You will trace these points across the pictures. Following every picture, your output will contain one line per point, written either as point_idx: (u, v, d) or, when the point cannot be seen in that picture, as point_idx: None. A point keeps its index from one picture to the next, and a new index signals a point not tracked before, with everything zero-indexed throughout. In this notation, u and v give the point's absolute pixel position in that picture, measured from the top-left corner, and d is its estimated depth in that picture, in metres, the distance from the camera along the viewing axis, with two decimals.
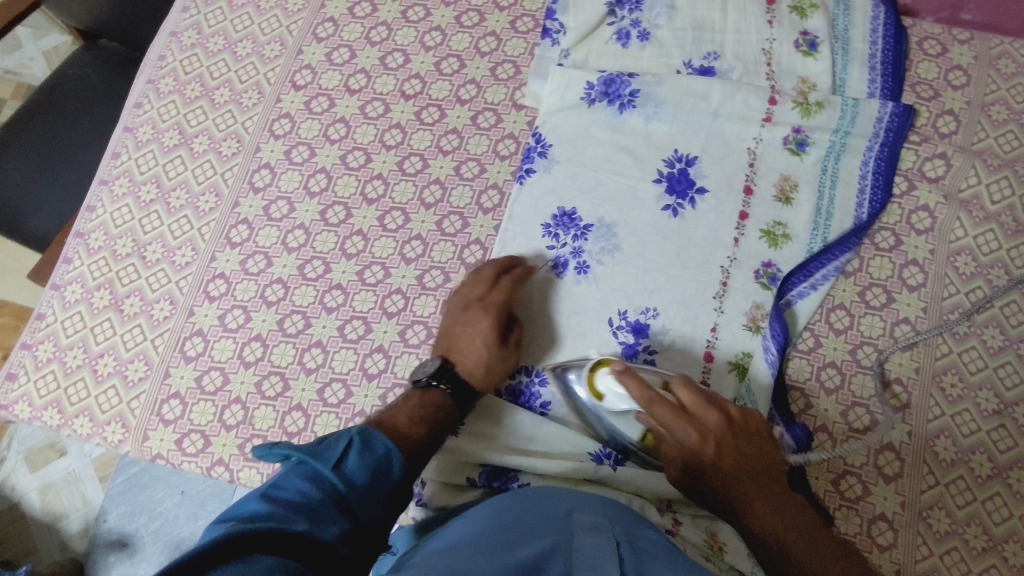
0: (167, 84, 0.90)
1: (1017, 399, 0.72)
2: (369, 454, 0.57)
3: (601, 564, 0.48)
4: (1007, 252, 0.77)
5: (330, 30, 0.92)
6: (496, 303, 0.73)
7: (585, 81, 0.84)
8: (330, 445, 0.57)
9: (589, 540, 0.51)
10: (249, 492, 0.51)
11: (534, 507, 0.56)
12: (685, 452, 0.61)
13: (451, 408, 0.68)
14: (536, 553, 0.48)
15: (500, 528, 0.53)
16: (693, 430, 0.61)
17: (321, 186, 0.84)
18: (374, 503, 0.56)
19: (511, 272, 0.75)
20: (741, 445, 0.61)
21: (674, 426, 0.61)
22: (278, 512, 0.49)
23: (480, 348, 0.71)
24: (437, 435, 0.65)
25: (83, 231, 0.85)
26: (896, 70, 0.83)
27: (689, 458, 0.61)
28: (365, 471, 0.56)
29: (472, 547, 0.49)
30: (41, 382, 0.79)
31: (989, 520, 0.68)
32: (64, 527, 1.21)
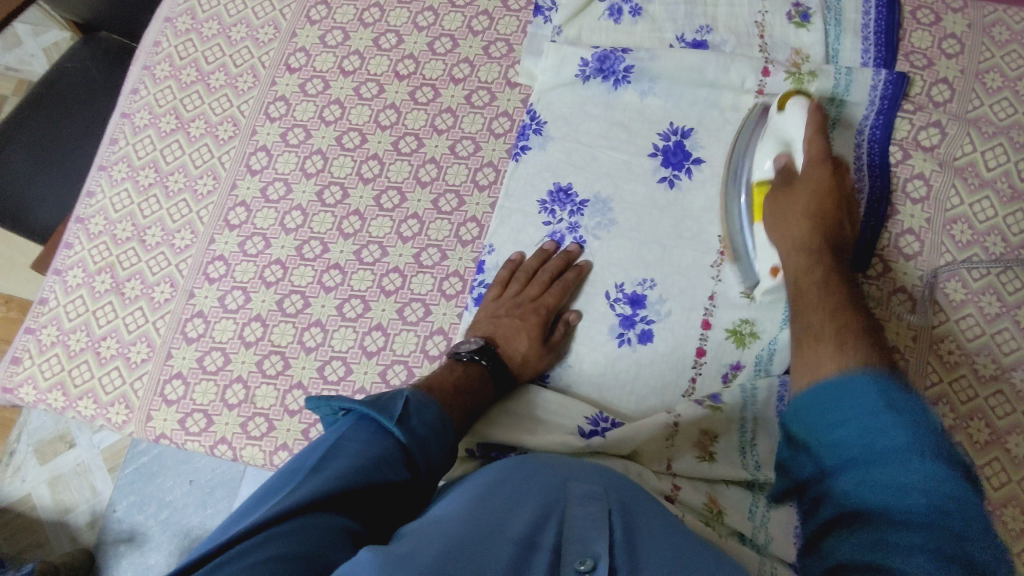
0: (163, 69, 0.91)
1: (1015, 364, 0.72)
2: (427, 413, 0.60)
3: (593, 536, 0.48)
4: (1003, 220, 0.77)
5: (324, 13, 0.92)
6: (546, 307, 0.73)
7: (579, 58, 0.84)
8: (391, 401, 0.59)
9: (583, 511, 0.51)
10: (321, 440, 0.55)
11: (530, 476, 0.55)
12: (801, 184, 0.71)
13: (485, 392, 0.69)
14: (529, 524, 0.49)
15: (495, 498, 0.52)
16: (824, 172, 0.71)
17: (317, 167, 0.84)
18: (431, 457, 0.59)
19: (563, 278, 0.75)
20: (840, 218, 0.70)
21: (816, 164, 0.71)
22: (346, 462, 0.52)
23: (525, 345, 0.71)
24: (470, 410, 0.66)
25: (83, 217, 0.85)
26: (890, 39, 0.83)
27: (796, 196, 0.71)
28: (426, 428, 0.59)
29: (466, 516, 0.49)
30: (45, 365, 0.80)
31: (987, 485, 0.69)
32: (74, 517, 1.23)
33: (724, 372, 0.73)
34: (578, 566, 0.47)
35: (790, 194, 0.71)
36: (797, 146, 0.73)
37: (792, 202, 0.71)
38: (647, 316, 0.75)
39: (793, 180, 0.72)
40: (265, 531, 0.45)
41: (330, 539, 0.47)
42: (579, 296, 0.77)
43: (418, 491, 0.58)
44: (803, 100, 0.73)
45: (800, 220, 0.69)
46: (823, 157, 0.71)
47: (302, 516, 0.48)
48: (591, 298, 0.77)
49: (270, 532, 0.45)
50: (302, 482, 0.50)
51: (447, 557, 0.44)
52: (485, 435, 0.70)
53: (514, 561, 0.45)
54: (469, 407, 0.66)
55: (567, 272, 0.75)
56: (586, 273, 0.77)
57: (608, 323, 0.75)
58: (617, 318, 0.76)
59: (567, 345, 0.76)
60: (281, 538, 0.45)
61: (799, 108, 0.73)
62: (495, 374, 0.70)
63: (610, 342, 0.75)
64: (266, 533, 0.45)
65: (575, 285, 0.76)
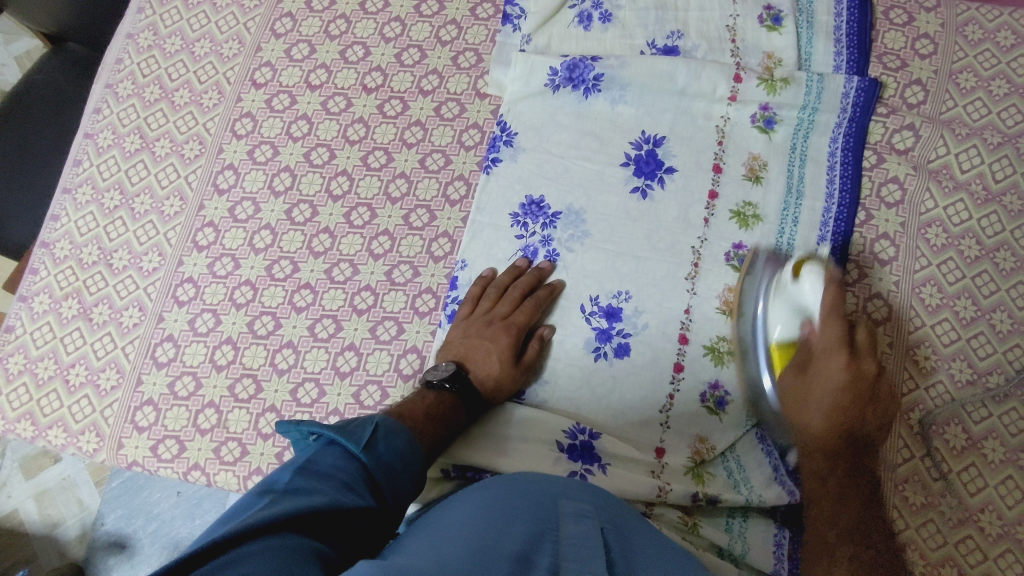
0: (126, 87, 0.89)
1: (990, 368, 0.72)
2: (394, 440, 0.59)
3: (589, 556, 0.47)
4: (978, 222, 0.76)
5: (289, 26, 0.90)
6: (517, 327, 0.72)
7: (549, 67, 0.82)
8: (359, 427, 0.59)
9: (576, 528, 0.50)
10: (285, 466, 0.53)
11: (521, 495, 0.54)
12: (814, 367, 0.65)
13: (458, 415, 0.68)
14: (523, 544, 0.47)
15: (485, 515, 0.51)
16: (841, 366, 0.64)
17: (286, 185, 0.83)
18: (398, 484, 0.58)
19: (535, 295, 0.74)
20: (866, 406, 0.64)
21: (831, 345, 0.64)
22: (314, 487, 0.51)
23: (496, 368, 0.70)
24: (443, 435, 0.66)
25: (49, 241, 0.84)
26: (862, 41, 0.82)
27: (810, 381, 0.65)
28: (392, 455, 0.59)
29: (459, 539, 0.48)
30: (13, 395, 0.79)
31: (964, 492, 0.69)
32: (62, 533, 1.22)
33: (701, 389, 0.72)
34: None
35: (804, 376, 0.66)
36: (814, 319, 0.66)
37: (806, 390, 0.65)
38: (623, 329, 0.74)
39: (809, 361, 0.66)
40: (235, 550, 0.42)
41: (305, 560, 0.44)
42: (552, 314, 0.76)
43: (384, 522, 0.56)
44: (818, 273, 0.66)
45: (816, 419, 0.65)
46: (842, 340, 0.64)
47: (274, 537, 0.45)
48: (566, 311, 0.76)
49: (242, 551, 0.42)
50: (272, 503, 0.47)
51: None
52: (460, 455, 0.69)
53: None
54: (442, 432, 0.66)
55: (536, 292, 0.75)
56: (558, 291, 0.76)
57: (584, 337, 0.75)
58: (593, 332, 0.75)
59: (542, 363, 0.75)
60: (260, 556, 0.43)
61: (814, 278, 0.66)
62: (467, 398, 0.69)
63: (585, 356, 0.74)
64: (241, 549, 0.43)
65: (546, 303, 0.75)
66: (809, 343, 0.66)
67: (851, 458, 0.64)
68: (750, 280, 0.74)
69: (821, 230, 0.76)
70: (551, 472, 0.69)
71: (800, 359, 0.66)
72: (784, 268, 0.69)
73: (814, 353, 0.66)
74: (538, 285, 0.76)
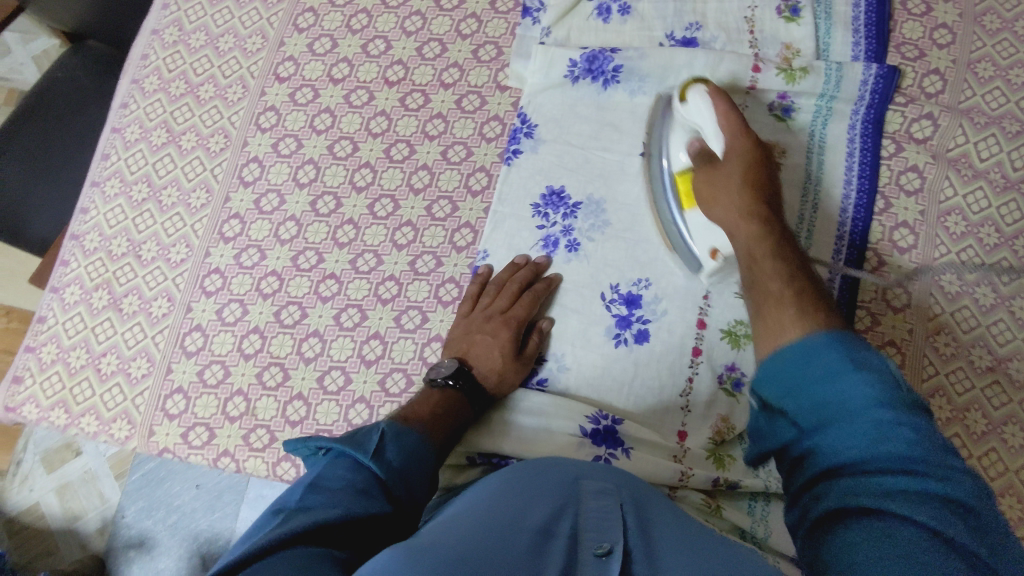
0: (152, 83, 0.91)
1: (1010, 353, 0.73)
2: (403, 440, 0.60)
3: (608, 527, 0.48)
4: (997, 210, 0.77)
5: (311, 20, 0.92)
6: (516, 320, 0.73)
7: (568, 59, 0.83)
8: (367, 434, 0.59)
9: (597, 504, 0.51)
10: (296, 484, 0.54)
11: (545, 472, 0.56)
12: (722, 160, 0.70)
13: (463, 411, 0.69)
14: (547, 515, 0.49)
15: (511, 494, 0.52)
16: (742, 150, 0.70)
17: (310, 177, 0.84)
18: (412, 483, 0.59)
19: (534, 289, 0.75)
20: (770, 182, 0.70)
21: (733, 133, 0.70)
22: (323, 499, 0.51)
23: (498, 362, 0.71)
24: (451, 432, 0.67)
25: (78, 233, 0.85)
26: (880, 31, 0.83)
27: (720, 174, 0.69)
28: (403, 457, 0.59)
29: (484, 508, 0.50)
30: (47, 384, 0.80)
31: (985, 476, 0.69)
32: (84, 525, 1.23)
33: (719, 373, 0.73)
34: (596, 550, 0.46)
35: (714, 171, 0.70)
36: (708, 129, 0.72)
37: (715, 188, 0.69)
38: (642, 316, 0.75)
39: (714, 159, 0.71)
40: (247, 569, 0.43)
41: (327, 563, 0.45)
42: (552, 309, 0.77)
43: (401, 523, 0.56)
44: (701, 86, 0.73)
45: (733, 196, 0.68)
46: (740, 127, 0.70)
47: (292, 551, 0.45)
48: (588, 299, 0.76)
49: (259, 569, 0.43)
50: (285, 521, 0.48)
51: (462, 545, 0.43)
52: (481, 444, 0.71)
53: (527, 544, 0.45)
54: (451, 428, 0.67)
55: (535, 286, 0.75)
56: (556, 284, 0.77)
57: (603, 324, 0.75)
58: (613, 319, 0.76)
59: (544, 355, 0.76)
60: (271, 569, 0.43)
61: (699, 96, 0.73)
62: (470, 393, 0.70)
63: (607, 343, 0.75)
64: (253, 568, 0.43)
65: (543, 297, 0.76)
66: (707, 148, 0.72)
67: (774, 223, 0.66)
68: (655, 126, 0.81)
69: (840, 217, 0.78)
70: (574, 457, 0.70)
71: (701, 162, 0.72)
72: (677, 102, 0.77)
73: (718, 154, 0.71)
74: (535, 279, 0.77)
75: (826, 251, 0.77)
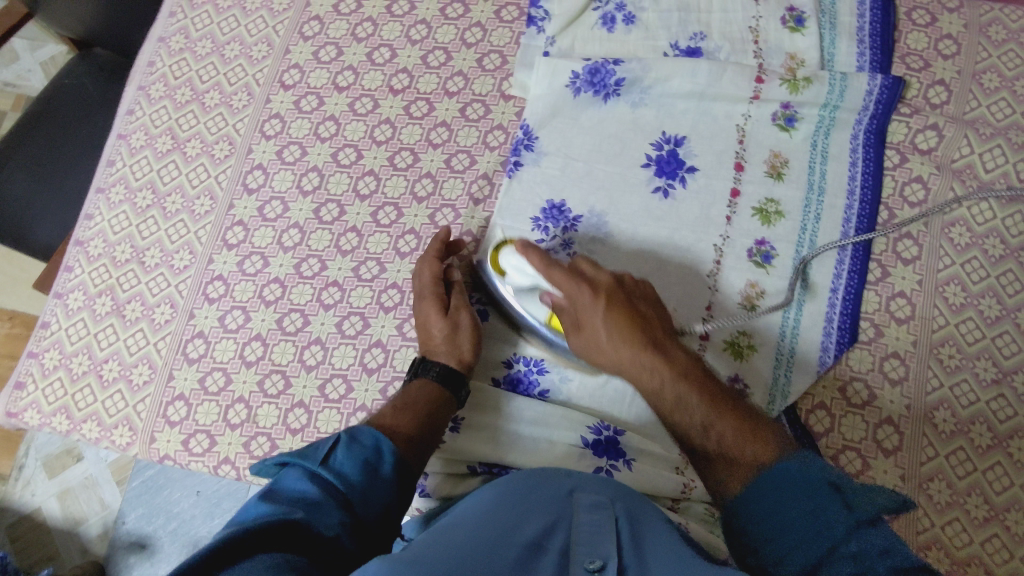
0: (158, 89, 0.91)
1: (1015, 367, 0.72)
2: (359, 447, 0.60)
3: (600, 541, 0.48)
4: (1002, 222, 0.77)
5: (316, 29, 0.92)
6: (428, 286, 0.74)
7: (571, 70, 0.83)
8: (319, 445, 0.60)
9: (590, 517, 0.51)
10: (251, 498, 0.54)
11: (537, 485, 0.56)
12: (583, 325, 0.67)
13: (432, 397, 0.68)
14: (538, 530, 0.49)
15: (504, 508, 0.52)
16: (591, 305, 0.66)
17: (314, 185, 0.85)
18: (376, 493, 0.59)
19: (430, 253, 0.76)
20: (635, 310, 0.66)
21: (570, 292, 0.66)
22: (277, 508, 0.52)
23: (435, 329, 0.72)
24: (428, 420, 0.67)
25: (82, 239, 0.86)
26: (885, 41, 0.83)
27: (591, 337, 0.66)
28: (357, 463, 0.59)
29: (477, 521, 0.50)
30: (49, 390, 0.80)
31: (989, 490, 0.69)
32: (84, 531, 1.23)
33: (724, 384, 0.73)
34: (588, 565, 0.46)
35: (582, 332, 0.67)
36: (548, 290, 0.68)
37: (594, 346, 0.66)
38: None
39: (575, 319, 0.67)
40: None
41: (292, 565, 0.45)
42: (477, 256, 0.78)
43: (365, 533, 0.56)
44: (516, 246, 0.70)
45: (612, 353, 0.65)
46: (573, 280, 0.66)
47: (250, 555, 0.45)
48: None
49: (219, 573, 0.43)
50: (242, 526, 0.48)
51: (446, 555, 0.43)
52: (482, 452, 0.71)
53: (519, 559, 0.45)
54: (423, 416, 0.67)
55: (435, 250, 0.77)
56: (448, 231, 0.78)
57: None
58: None
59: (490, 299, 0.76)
60: None
61: (517, 259, 0.69)
62: (440, 374, 0.70)
63: None
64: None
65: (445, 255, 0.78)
66: (558, 306, 0.68)
67: (665, 353, 0.64)
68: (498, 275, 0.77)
69: (844, 227, 0.77)
70: (576, 468, 0.70)
71: (569, 322, 0.68)
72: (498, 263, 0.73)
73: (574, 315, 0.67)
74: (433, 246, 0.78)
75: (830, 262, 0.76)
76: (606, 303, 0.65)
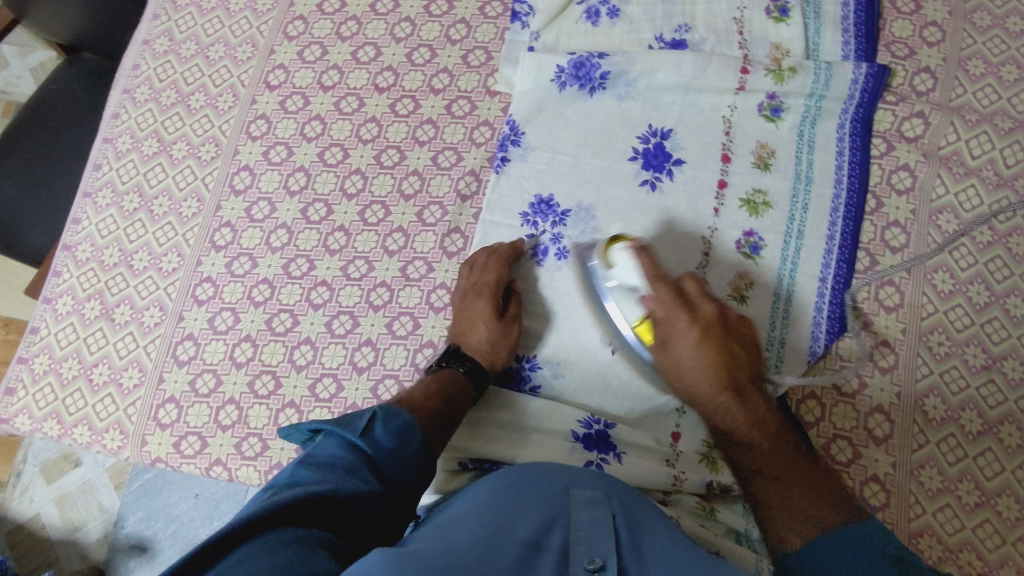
0: (143, 92, 0.91)
1: (1005, 352, 0.72)
2: (395, 423, 0.60)
3: (598, 540, 0.48)
4: (989, 208, 0.77)
5: (301, 28, 0.92)
6: (488, 287, 0.73)
7: (556, 64, 0.83)
8: (357, 416, 0.60)
9: (587, 515, 0.51)
10: (290, 462, 0.55)
11: (534, 481, 0.55)
12: (673, 343, 0.66)
13: (459, 387, 0.68)
14: (535, 528, 0.49)
15: (500, 506, 0.52)
16: (688, 331, 0.65)
17: (301, 184, 0.84)
18: (408, 467, 0.59)
19: (498, 252, 0.75)
20: (731, 348, 0.65)
21: (668, 307, 0.65)
22: (315, 478, 0.53)
23: (483, 332, 0.72)
24: (453, 408, 0.66)
25: (70, 244, 0.86)
26: (870, 30, 0.83)
27: (677, 359, 0.65)
28: (393, 439, 0.59)
29: (472, 519, 0.50)
30: (39, 395, 0.80)
31: (981, 476, 0.69)
32: (83, 536, 1.23)
33: None
34: (587, 565, 0.46)
35: (670, 352, 0.66)
36: (643, 298, 0.67)
37: (678, 366, 0.65)
38: None
39: (665, 338, 0.66)
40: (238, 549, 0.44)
41: (314, 550, 0.46)
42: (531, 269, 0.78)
43: (396, 503, 0.57)
44: (627, 244, 0.68)
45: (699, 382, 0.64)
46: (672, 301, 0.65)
47: (278, 529, 0.47)
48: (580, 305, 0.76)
49: (247, 553, 0.44)
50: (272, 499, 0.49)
51: (445, 556, 0.43)
52: (473, 448, 0.71)
53: (520, 560, 0.45)
54: (444, 411, 0.65)
55: (500, 250, 0.75)
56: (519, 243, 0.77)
57: (598, 331, 0.74)
58: None
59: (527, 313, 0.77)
60: (263, 551, 0.44)
61: (625, 257, 0.68)
62: (471, 369, 0.70)
63: (602, 349, 0.74)
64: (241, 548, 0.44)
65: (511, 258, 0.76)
66: (653, 318, 0.66)
67: (748, 402, 0.63)
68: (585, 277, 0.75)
69: (831, 216, 0.77)
70: (566, 462, 0.70)
71: (658, 337, 0.66)
72: (598, 252, 0.71)
73: (667, 335, 0.66)
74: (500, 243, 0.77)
75: (818, 252, 0.76)
76: (700, 332, 0.64)
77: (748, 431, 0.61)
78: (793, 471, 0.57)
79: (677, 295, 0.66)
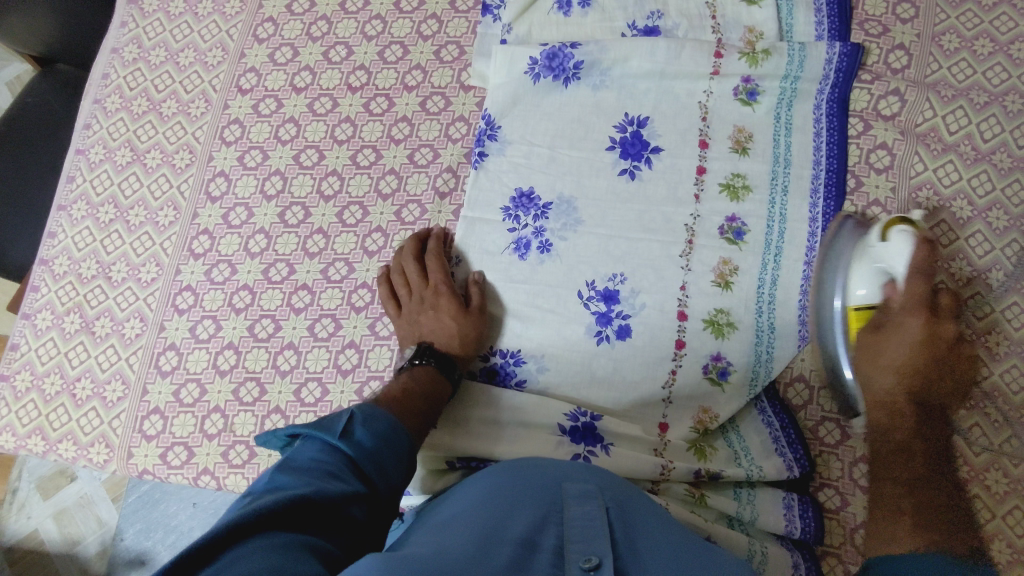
0: (114, 102, 0.90)
1: (989, 327, 0.72)
2: (377, 423, 0.59)
3: (593, 537, 0.48)
4: (968, 182, 0.76)
5: (271, 30, 0.91)
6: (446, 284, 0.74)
7: (528, 56, 0.82)
8: (336, 417, 0.58)
9: (581, 510, 0.51)
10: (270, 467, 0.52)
11: (526, 477, 0.55)
12: (889, 331, 0.63)
13: (440, 385, 0.69)
14: (528, 525, 0.49)
15: (492, 504, 0.51)
16: (914, 331, 0.61)
17: (277, 188, 0.84)
18: (391, 468, 0.58)
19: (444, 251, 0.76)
20: (940, 373, 0.60)
21: (910, 300, 0.62)
22: (300, 480, 0.50)
23: (450, 324, 0.72)
24: (433, 408, 0.67)
25: (47, 258, 0.85)
26: (843, 8, 0.82)
27: (879, 347, 0.62)
28: (375, 440, 0.58)
29: (464, 519, 0.49)
30: (23, 412, 0.79)
31: (969, 451, 0.69)
32: (82, 551, 1.23)
33: (705, 363, 0.72)
34: (582, 564, 0.46)
35: (874, 340, 0.63)
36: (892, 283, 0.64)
37: (878, 350, 0.63)
38: (622, 311, 0.74)
39: (881, 328, 0.63)
40: (227, 555, 0.41)
41: (302, 554, 0.44)
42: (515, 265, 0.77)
43: (379, 506, 0.55)
44: (910, 232, 0.65)
45: (887, 375, 0.61)
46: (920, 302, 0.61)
47: (267, 532, 0.44)
48: (564, 299, 0.75)
49: (236, 553, 0.41)
50: (254, 500, 0.46)
51: (438, 560, 0.43)
52: (460, 447, 0.71)
53: (514, 560, 0.45)
54: (426, 408, 0.66)
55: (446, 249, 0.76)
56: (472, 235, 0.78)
57: (583, 323, 0.74)
58: (592, 317, 0.74)
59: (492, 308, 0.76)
60: (254, 555, 0.41)
61: (903, 240, 0.64)
62: (444, 364, 0.70)
63: (588, 341, 0.74)
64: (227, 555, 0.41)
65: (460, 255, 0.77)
66: (889, 302, 0.64)
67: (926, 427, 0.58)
68: (837, 242, 0.72)
69: (813, 197, 0.76)
70: (554, 456, 0.70)
71: (876, 320, 0.64)
72: (874, 231, 0.68)
73: (885, 326, 0.63)
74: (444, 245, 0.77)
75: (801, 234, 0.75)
76: (926, 334, 0.60)
77: (902, 436, 0.58)
78: (928, 488, 0.52)
79: (931, 300, 0.62)
